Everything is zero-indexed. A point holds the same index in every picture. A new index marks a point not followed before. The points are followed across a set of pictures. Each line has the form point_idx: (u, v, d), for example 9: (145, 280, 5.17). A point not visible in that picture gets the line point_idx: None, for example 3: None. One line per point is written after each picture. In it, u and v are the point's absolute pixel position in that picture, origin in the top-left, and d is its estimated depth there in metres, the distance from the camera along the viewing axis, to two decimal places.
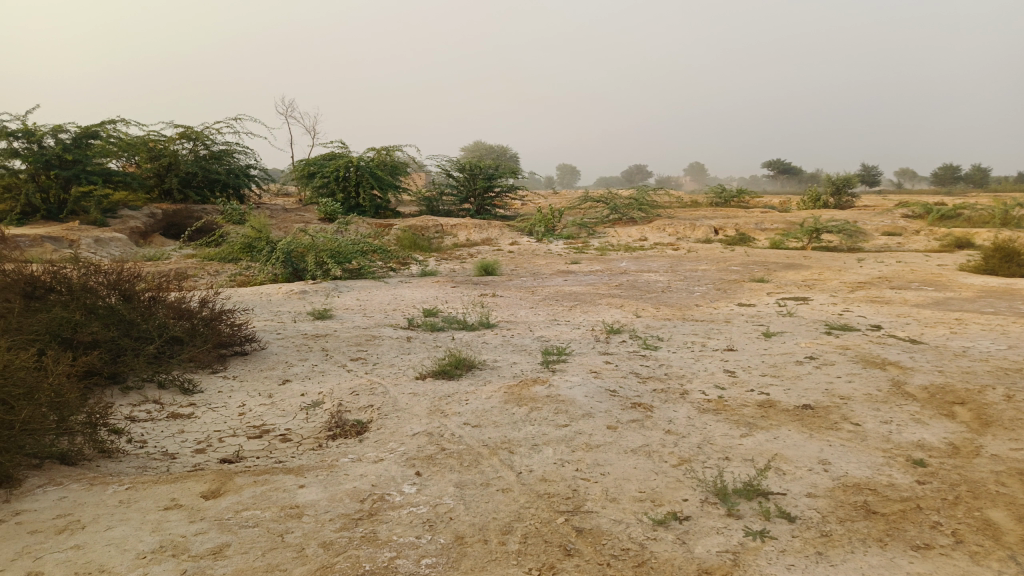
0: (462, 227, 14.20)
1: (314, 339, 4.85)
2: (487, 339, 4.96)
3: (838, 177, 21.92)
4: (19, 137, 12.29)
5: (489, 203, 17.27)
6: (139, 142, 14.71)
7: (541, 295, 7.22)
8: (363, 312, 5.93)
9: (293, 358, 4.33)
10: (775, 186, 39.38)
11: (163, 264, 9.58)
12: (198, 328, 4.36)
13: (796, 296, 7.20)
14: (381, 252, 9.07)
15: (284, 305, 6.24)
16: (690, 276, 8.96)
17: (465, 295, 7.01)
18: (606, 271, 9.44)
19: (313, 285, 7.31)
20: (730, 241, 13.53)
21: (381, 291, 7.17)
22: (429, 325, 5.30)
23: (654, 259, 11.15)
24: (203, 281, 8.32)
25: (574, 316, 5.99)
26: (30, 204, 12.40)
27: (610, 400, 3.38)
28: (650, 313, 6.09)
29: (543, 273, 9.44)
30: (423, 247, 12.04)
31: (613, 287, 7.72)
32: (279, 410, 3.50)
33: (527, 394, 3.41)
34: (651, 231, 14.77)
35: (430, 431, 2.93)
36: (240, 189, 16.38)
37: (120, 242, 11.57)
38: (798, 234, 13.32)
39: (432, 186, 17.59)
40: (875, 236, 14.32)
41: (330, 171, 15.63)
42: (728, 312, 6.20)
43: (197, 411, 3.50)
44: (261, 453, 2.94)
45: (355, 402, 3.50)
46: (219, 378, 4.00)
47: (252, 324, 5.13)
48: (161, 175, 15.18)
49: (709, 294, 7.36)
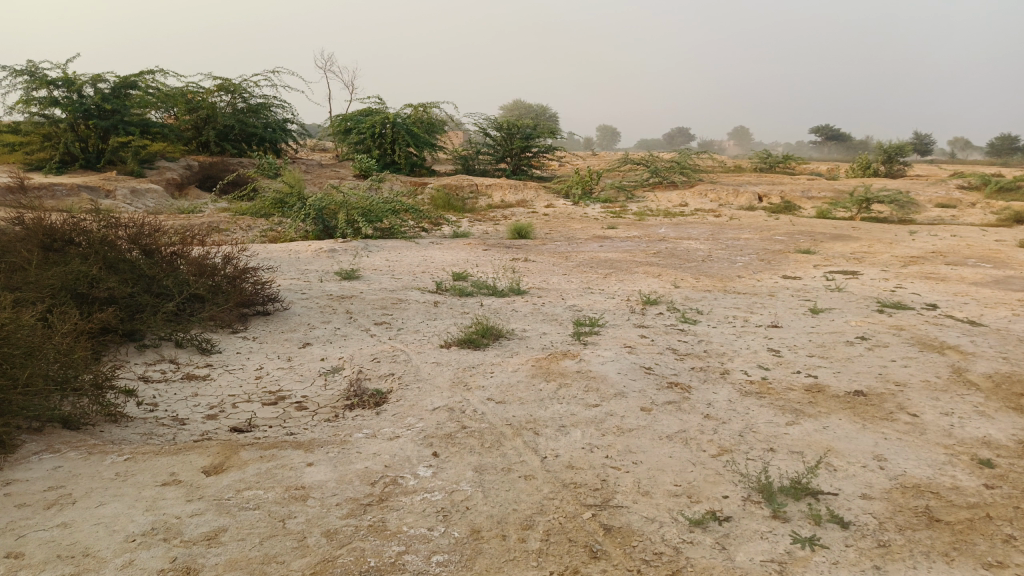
0: (498, 188, 13.94)
1: (339, 300, 4.70)
2: (517, 306, 4.76)
3: (890, 144, 21.01)
4: (59, 85, 12.28)
5: (526, 163, 16.93)
6: (177, 94, 14.66)
7: (575, 260, 6.99)
8: (391, 274, 5.76)
9: (315, 319, 4.18)
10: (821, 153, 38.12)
11: (196, 217, 9.55)
12: (220, 285, 4.23)
13: (845, 269, 6.84)
14: (414, 212, 8.89)
15: (312, 264, 6.11)
16: (732, 245, 8.63)
17: (497, 259, 6.81)
18: (644, 238, 9.14)
19: (343, 243, 7.17)
20: (774, 209, 13.06)
21: (411, 252, 7.01)
22: (457, 290, 5.11)
23: (694, 226, 10.80)
24: (234, 237, 8.25)
25: (609, 284, 5.76)
26: (69, 153, 12.48)
27: (645, 379, 3.17)
28: (689, 283, 5.82)
29: (579, 237, 9.16)
30: (458, 207, 11.83)
31: (651, 255, 7.45)
32: (297, 374, 3.37)
33: (555, 368, 3.21)
34: (691, 197, 14.33)
35: (451, 407, 2.75)
36: (277, 144, 16.30)
37: (156, 194, 11.56)
38: (846, 204, 12.78)
39: (469, 144, 17.28)
40: (928, 208, 13.69)
41: (366, 127, 15.41)
42: (772, 285, 5.90)
43: (212, 373, 3.39)
44: (273, 422, 2.80)
45: (375, 369, 3.35)
46: (239, 338, 3.88)
47: (277, 283, 5.00)
48: (198, 127, 15.15)
49: (751, 264, 7.04)
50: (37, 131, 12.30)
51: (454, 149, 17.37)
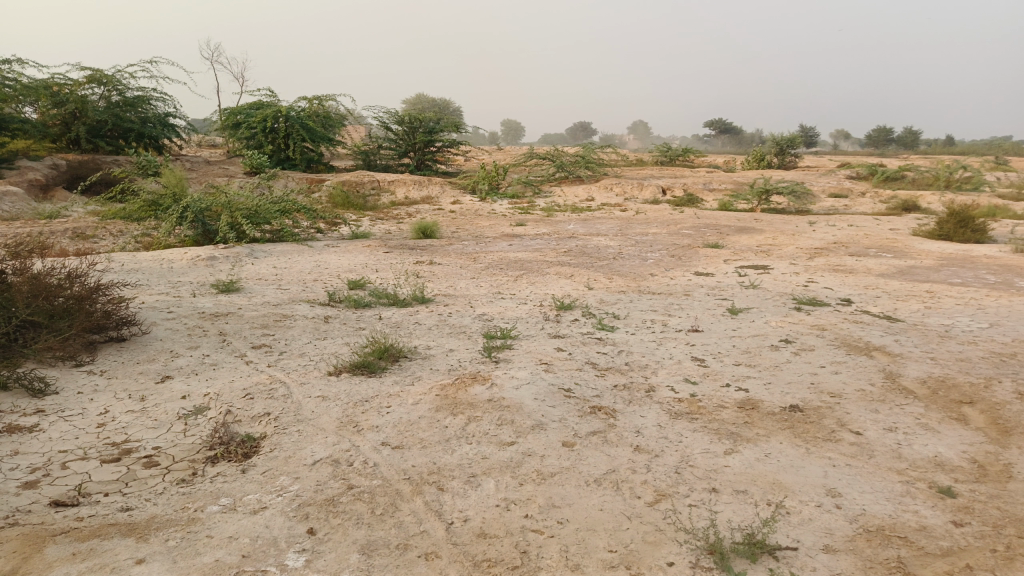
0: (400, 184, 13.36)
1: (211, 319, 4.08)
2: (420, 318, 4.28)
3: (782, 136, 21.69)
4: None
5: (430, 157, 16.41)
6: (40, 86, 13.24)
7: (482, 262, 6.56)
8: (277, 285, 5.15)
9: (180, 346, 3.57)
10: (717, 147, 39.30)
11: (58, 223, 8.54)
12: (61, 309, 3.53)
13: (755, 263, 6.74)
14: (307, 212, 8.23)
15: (186, 275, 5.41)
16: (642, 240, 8.46)
17: (398, 263, 6.29)
18: (552, 235, 8.82)
19: (225, 249, 6.48)
20: (678, 202, 13.11)
21: (303, 258, 6.41)
22: (352, 301, 4.58)
23: (603, 221, 10.62)
24: (100, 247, 7.35)
25: (519, 288, 5.37)
26: None
27: (564, 404, 2.77)
28: (603, 284, 5.51)
29: (486, 236, 8.75)
30: (358, 205, 11.18)
31: (561, 253, 7.12)
32: (150, 419, 2.78)
33: (461, 398, 2.77)
34: (597, 191, 14.21)
35: (336, 458, 2.27)
36: (158, 141, 15.02)
37: (15, 197, 10.35)
38: (747, 196, 12.94)
39: (369, 139, 16.54)
40: (822, 198, 14.08)
41: (257, 120, 14.44)
42: (686, 283, 5.68)
43: (42, 421, 2.74)
44: (110, 489, 2.24)
45: (247, 408, 2.82)
46: (82, 373, 3.22)
47: (138, 302, 4.32)
48: (67, 122, 13.76)
49: (663, 261, 6.83)
50: None
51: (354, 145, 16.59)
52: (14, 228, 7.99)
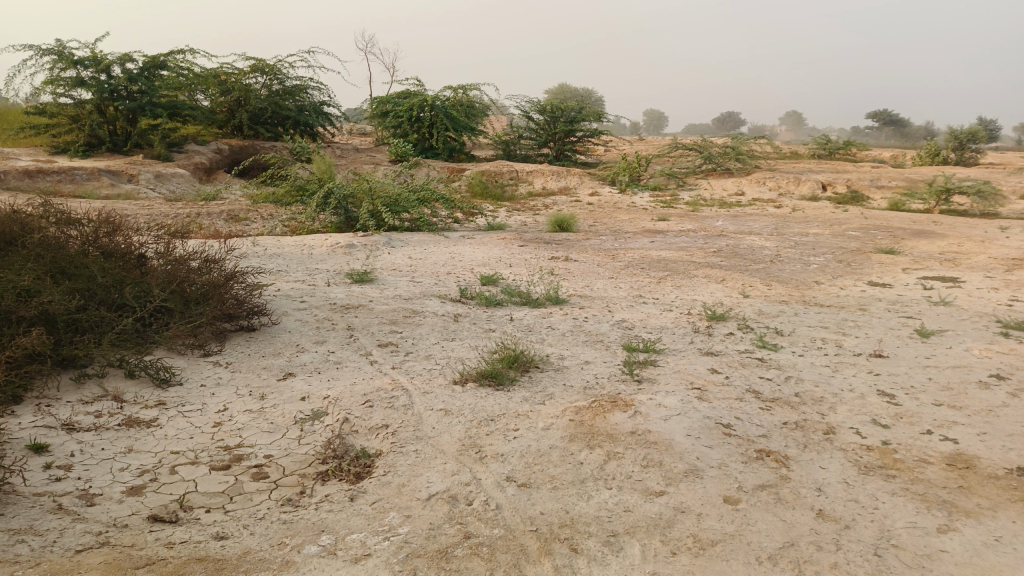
0: (539, 173, 13.09)
1: (341, 312, 3.93)
2: (556, 322, 3.93)
3: (962, 130, 19.45)
4: (87, 65, 11.63)
5: (570, 147, 16.02)
6: (209, 75, 14.10)
7: (623, 260, 6.12)
8: (410, 277, 4.99)
9: (306, 340, 3.42)
10: (880, 140, 36.12)
11: (215, 204, 8.96)
12: (195, 296, 3.48)
13: (942, 274, 5.84)
14: (445, 202, 8.11)
15: (323, 263, 5.37)
16: (801, 241, 7.67)
17: (534, 258, 5.98)
18: (699, 232, 8.19)
19: (363, 237, 6.45)
20: (840, 200, 11.96)
21: (438, 248, 6.25)
22: (483, 298, 4.31)
23: (755, 218, 9.82)
24: (250, 230, 7.60)
25: (663, 292, 4.89)
26: (96, 136, 11.86)
27: (723, 445, 2.32)
28: (760, 292, 4.92)
29: (626, 231, 8.27)
30: (496, 195, 11.03)
31: (710, 254, 6.52)
32: (266, 422, 2.60)
33: (600, 426, 2.38)
34: (748, 185, 13.26)
35: (454, 495, 1.96)
36: (311, 128, 15.67)
37: (182, 178, 11.05)
38: (923, 195, 11.56)
39: (511, 129, 16.40)
40: (1013, 200, 12.36)
41: (403, 109, 14.69)
42: (859, 296, 4.96)
43: (162, 417, 2.65)
44: (213, 504, 2.05)
45: (365, 417, 2.57)
46: (209, 365, 3.13)
47: (271, 290, 4.26)
48: (231, 109, 14.57)
49: (829, 267, 6.07)
50: (62, 113, 11.70)
51: (496, 134, 16.52)
52: (177, 209, 8.46)
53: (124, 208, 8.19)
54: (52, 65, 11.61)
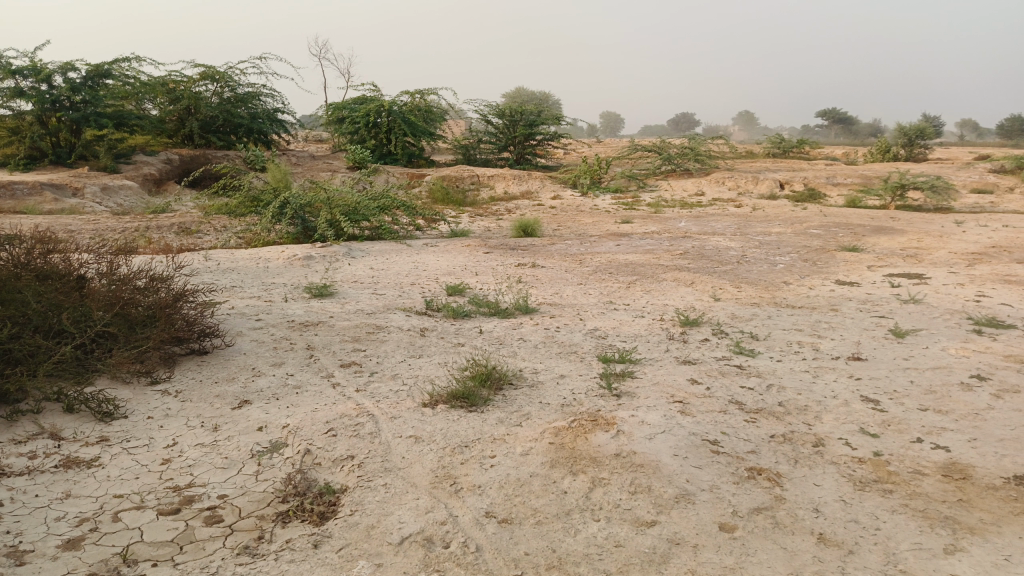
0: (500, 178, 12.95)
1: (300, 330, 3.72)
2: (526, 333, 3.79)
3: (910, 127, 19.90)
4: (26, 75, 11.14)
5: (530, 151, 15.92)
6: (157, 83, 13.64)
7: (590, 264, 6.01)
8: (372, 289, 4.79)
9: (263, 362, 3.21)
10: (831, 138, 36.89)
11: (165, 217, 8.61)
12: (140, 319, 3.24)
13: (906, 271, 5.85)
14: (406, 209, 7.91)
15: (280, 277, 5.14)
16: (764, 240, 7.67)
17: (499, 265, 5.82)
18: (664, 234, 8.13)
19: (322, 248, 6.22)
20: (799, 198, 12.07)
21: (401, 258, 6.06)
22: (450, 310, 4.14)
23: (717, 218, 9.83)
24: (203, 243, 7.30)
25: (634, 297, 4.79)
26: (38, 148, 11.34)
27: (713, 465, 2.19)
28: (731, 294, 4.85)
29: (591, 234, 8.17)
30: (457, 200, 10.86)
31: (677, 256, 6.45)
32: (220, 457, 2.39)
33: (582, 449, 2.24)
34: (708, 185, 13.31)
35: (431, 537, 1.79)
36: (266, 136, 15.30)
37: (130, 190, 10.63)
38: (879, 191, 11.72)
39: (470, 133, 16.24)
40: (964, 194, 12.63)
41: (360, 115, 14.42)
42: (829, 295, 4.92)
43: (104, 455, 2.41)
44: (161, 556, 1.85)
45: (329, 448, 2.38)
46: (156, 393, 2.90)
47: (224, 309, 4.02)
48: (182, 118, 14.13)
49: (796, 267, 6.04)
50: (1, 125, 11.17)
51: (455, 139, 16.34)
52: (125, 223, 8.11)
53: (68, 223, 7.81)
54: None
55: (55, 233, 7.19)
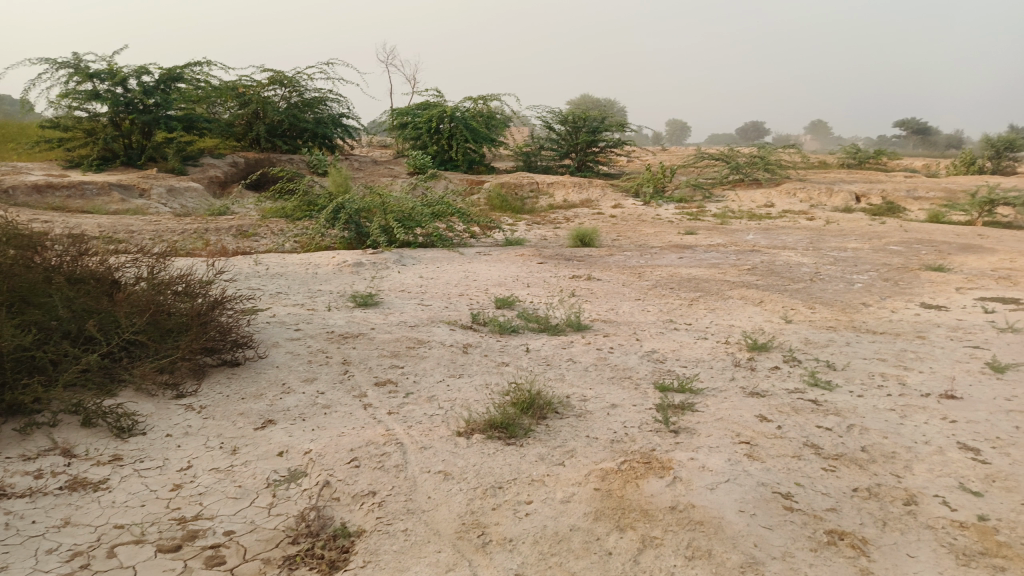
0: (560, 186, 12.69)
1: (337, 343, 3.53)
2: (577, 353, 3.51)
3: (999, 138, 18.70)
4: (102, 78, 11.46)
5: (592, 158, 15.60)
6: (227, 88, 13.89)
7: (650, 278, 5.68)
8: (419, 299, 4.60)
9: (294, 378, 3.02)
10: (909, 148, 35.26)
11: (224, 219, 8.66)
12: (171, 328, 3.10)
13: (1002, 295, 5.32)
14: (461, 216, 7.73)
15: (327, 284, 4.99)
16: (840, 257, 7.17)
17: (554, 277, 5.55)
18: (730, 247, 7.71)
19: (373, 254, 6.07)
20: (876, 211, 11.39)
21: (452, 267, 5.87)
22: (497, 325, 3.89)
23: (788, 231, 9.32)
24: (258, 246, 7.26)
25: (696, 316, 4.45)
26: (110, 149, 11.65)
27: (784, 525, 1.88)
28: (804, 316, 4.45)
29: (652, 245, 7.82)
30: (515, 208, 10.64)
31: (744, 271, 6.05)
32: (234, 486, 2.20)
33: (631, 499, 1.96)
34: (777, 196, 12.73)
35: None
36: (330, 140, 15.42)
37: (195, 192, 10.81)
38: (964, 206, 10.96)
39: (531, 140, 16.03)
40: None
41: (422, 121, 14.40)
42: (915, 321, 4.47)
43: (114, 477, 2.25)
44: None
45: (350, 482, 2.16)
46: (180, 409, 2.74)
47: (263, 319, 3.88)
48: (249, 122, 14.36)
49: (875, 287, 5.57)
50: (78, 127, 11.52)
51: (516, 145, 16.16)
52: (185, 225, 8.18)
53: (130, 224, 7.91)
54: (68, 78, 11.45)
55: (117, 233, 7.27)
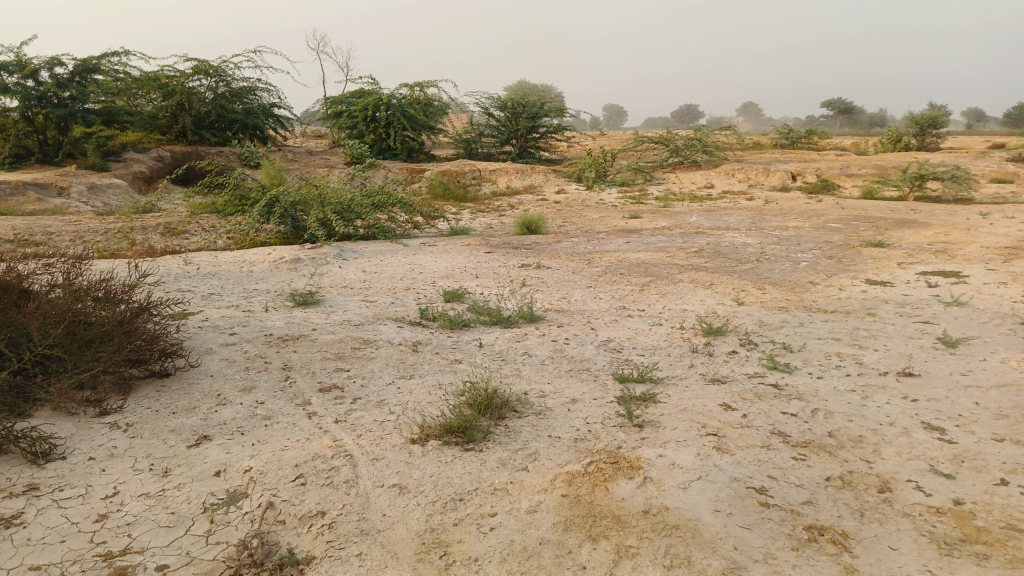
0: (502, 172, 12.54)
1: (277, 346, 3.31)
2: (532, 346, 3.38)
3: (922, 115, 19.35)
4: (11, 71, 10.71)
5: (533, 144, 15.48)
6: (149, 78, 13.21)
7: (599, 264, 5.60)
8: (363, 295, 4.40)
9: (230, 387, 2.80)
10: (837, 128, 36.32)
11: (152, 217, 8.22)
12: (91, 338, 2.83)
13: (941, 269, 5.42)
14: (403, 206, 7.50)
15: (263, 282, 4.73)
16: (783, 236, 7.24)
17: (502, 266, 5.41)
18: (675, 230, 7.71)
19: (312, 249, 5.82)
20: (812, 190, 11.62)
21: (396, 259, 5.67)
22: (446, 320, 3.73)
23: (731, 212, 9.41)
24: (188, 244, 6.89)
25: (649, 301, 4.37)
26: (24, 147, 10.94)
27: (763, 524, 1.78)
28: (756, 297, 4.43)
29: (598, 231, 7.75)
30: (458, 196, 10.44)
31: (692, 254, 6.02)
32: (166, 512, 1.98)
33: (602, 506, 1.83)
34: (717, 177, 12.87)
35: None
36: (262, 131, 14.87)
37: (119, 189, 10.26)
38: (895, 182, 11.27)
39: (471, 127, 15.80)
40: (983, 184, 12.18)
41: (358, 109, 14.02)
42: (863, 298, 4.50)
43: (28, 510, 1.99)
44: None
45: (296, 502, 1.97)
46: (103, 427, 2.49)
47: (194, 323, 3.62)
48: (175, 114, 13.71)
49: (820, 265, 5.61)
50: None
51: (455, 133, 15.91)
52: (109, 224, 7.72)
53: (47, 225, 7.40)
54: None
55: (33, 235, 6.80)
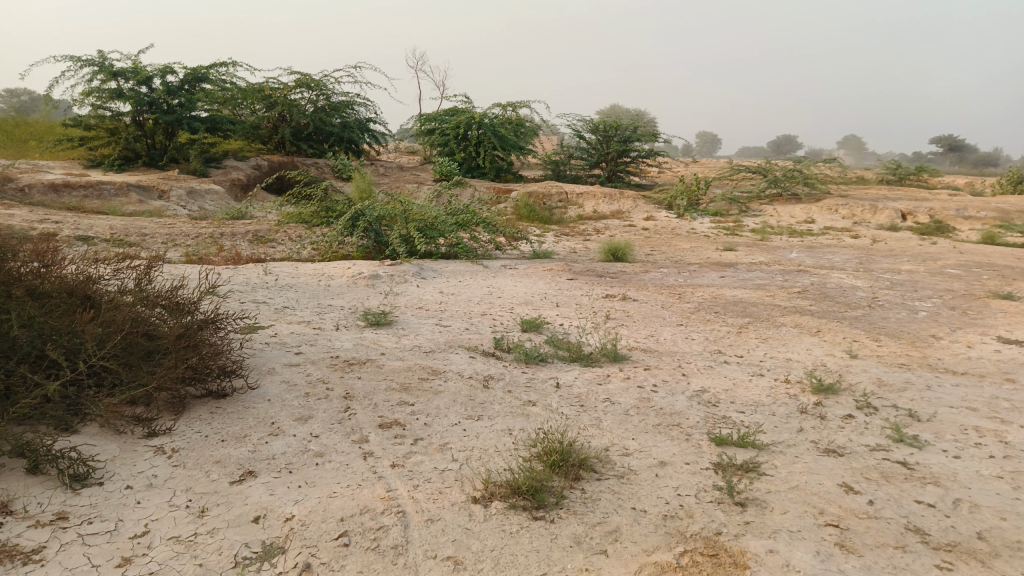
0: (590, 196, 12.22)
1: (341, 371, 3.10)
2: (615, 391, 3.03)
3: None
4: (127, 77, 11.21)
5: (623, 168, 15.10)
6: (254, 89, 13.62)
7: (691, 300, 5.20)
8: (438, 319, 4.17)
9: (286, 416, 2.59)
10: (947, 166, 34.18)
11: (241, 224, 8.33)
12: (150, 351, 2.67)
13: None
14: (486, 226, 7.30)
15: (338, 298, 4.58)
16: (895, 280, 6.61)
17: (586, 296, 5.09)
18: (774, 266, 7.18)
19: (391, 265, 5.67)
20: (924, 231, 10.76)
21: (476, 281, 5.44)
22: (522, 353, 3.43)
23: (834, 250, 8.76)
24: (273, 253, 6.88)
25: (747, 346, 3.95)
26: (132, 150, 11.40)
27: None
28: (871, 351, 3.94)
29: (690, 262, 7.32)
30: (543, 218, 10.20)
31: (794, 295, 5.52)
32: (194, 563, 1.75)
33: None
34: (818, 212, 12.13)
35: None
36: (356, 145, 15.10)
37: (216, 195, 10.54)
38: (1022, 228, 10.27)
39: (561, 149, 15.58)
40: None
41: (450, 127, 14.07)
42: (999, 359, 3.93)
43: (49, 544, 1.80)
44: None
45: (335, 568, 1.71)
46: (147, 451, 2.30)
47: (260, 339, 3.46)
48: (275, 125, 14.08)
49: (943, 317, 5.02)
50: (100, 126, 11.27)
51: (545, 154, 15.73)
52: (200, 228, 7.85)
53: (143, 226, 7.58)
54: (92, 76, 11.22)
55: (128, 236, 6.96)
